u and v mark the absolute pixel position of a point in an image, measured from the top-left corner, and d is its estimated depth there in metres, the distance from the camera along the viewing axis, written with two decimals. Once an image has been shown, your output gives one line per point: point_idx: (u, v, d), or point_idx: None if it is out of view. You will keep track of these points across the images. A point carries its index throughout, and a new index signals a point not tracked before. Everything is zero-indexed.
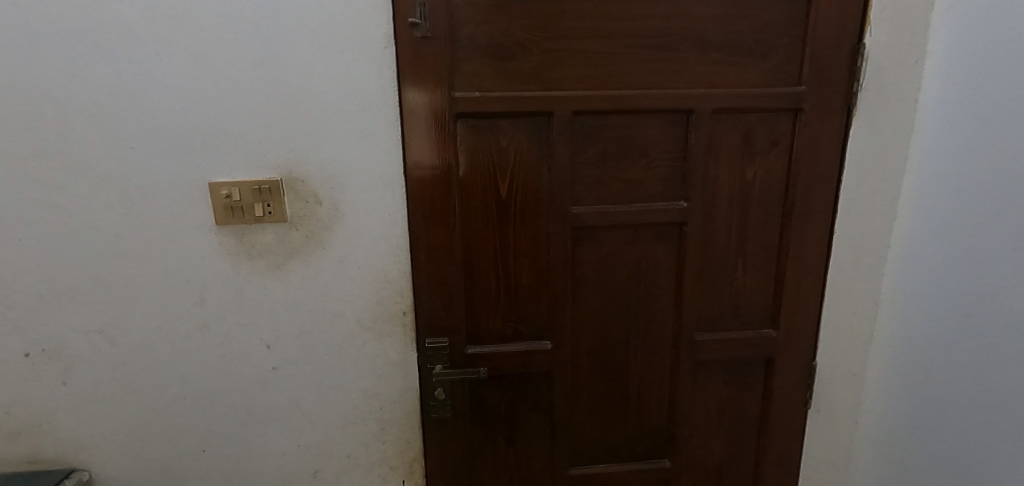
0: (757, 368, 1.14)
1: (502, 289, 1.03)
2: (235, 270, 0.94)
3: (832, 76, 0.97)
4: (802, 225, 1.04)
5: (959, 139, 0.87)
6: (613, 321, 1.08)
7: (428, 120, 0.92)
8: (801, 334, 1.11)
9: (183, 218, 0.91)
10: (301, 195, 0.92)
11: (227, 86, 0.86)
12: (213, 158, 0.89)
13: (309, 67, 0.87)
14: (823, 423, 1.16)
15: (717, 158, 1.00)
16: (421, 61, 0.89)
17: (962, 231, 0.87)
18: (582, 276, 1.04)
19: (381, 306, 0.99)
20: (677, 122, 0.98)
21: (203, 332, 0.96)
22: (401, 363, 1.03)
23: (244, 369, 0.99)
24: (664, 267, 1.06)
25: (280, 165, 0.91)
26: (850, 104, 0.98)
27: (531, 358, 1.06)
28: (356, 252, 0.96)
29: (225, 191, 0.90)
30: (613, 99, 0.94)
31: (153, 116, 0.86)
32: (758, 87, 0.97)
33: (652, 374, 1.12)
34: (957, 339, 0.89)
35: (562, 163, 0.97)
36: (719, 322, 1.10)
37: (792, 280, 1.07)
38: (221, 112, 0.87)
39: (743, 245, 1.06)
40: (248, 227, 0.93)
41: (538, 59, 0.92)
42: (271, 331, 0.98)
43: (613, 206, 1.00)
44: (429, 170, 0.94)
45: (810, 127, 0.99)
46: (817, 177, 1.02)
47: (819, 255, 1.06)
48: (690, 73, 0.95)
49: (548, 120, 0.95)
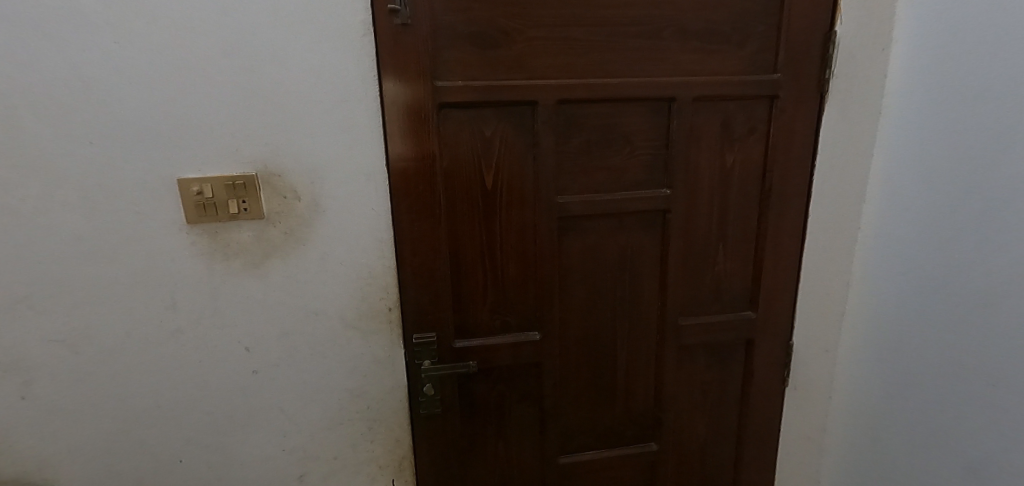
0: (738, 350, 1.17)
1: (490, 281, 1.02)
2: (210, 271, 0.90)
3: (806, 64, 1.00)
4: (779, 210, 1.07)
5: (920, 125, 0.92)
6: (601, 309, 1.08)
7: (411, 111, 0.89)
8: (778, 313, 1.15)
9: (152, 218, 0.85)
10: (278, 191, 0.88)
11: (195, 76, 0.81)
12: (182, 154, 0.84)
13: (283, 57, 0.83)
14: (800, 399, 1.21)
15: (697, 146, 1.02)
16: (402, 50, 0.86)
17: (926, 215, 0.92)
18: (568, 266, 1.04)
19: (366, 303, 0.97)
20: (659, 110, 0.99)
21: (177, 337, 0.91)
22: (388, 360, 1.00)
23: (222, 374, 0.94)
24: (649, 254, 1.07)
25: (254, 159, 0.86)
26: (822, 91, 1.02)
27: (520, 349, 1.05)
28: (339, 248, 0.93)
29: (196, 188, 0.85)
30: (597, 88, 0.94)
31: (114, 109, 0.80)
32: (736, 75, 0.99)
33: (638, 360, 1.13)
34: (924, 315, 0.94)
35: (548, 153, 0.96)
36: (702, 307, 1.12)
37: (770, 263, 1.11)
38: (190, 105, 0.82)
39: (723, 231, 1.08)
40: (222, 225, 0.88)
41: (521, 47, 0.90)
42: (250, 334, 0.94)
43: (598, 195, 1.01)
44: (412, 162, 0.92)
45: (785, 114, 1.02)
46: (792, 164, 1.05)
47: (795, 240, 1.11)
48: (671, 61, 0.96)
49: (533, 110, 0.94)
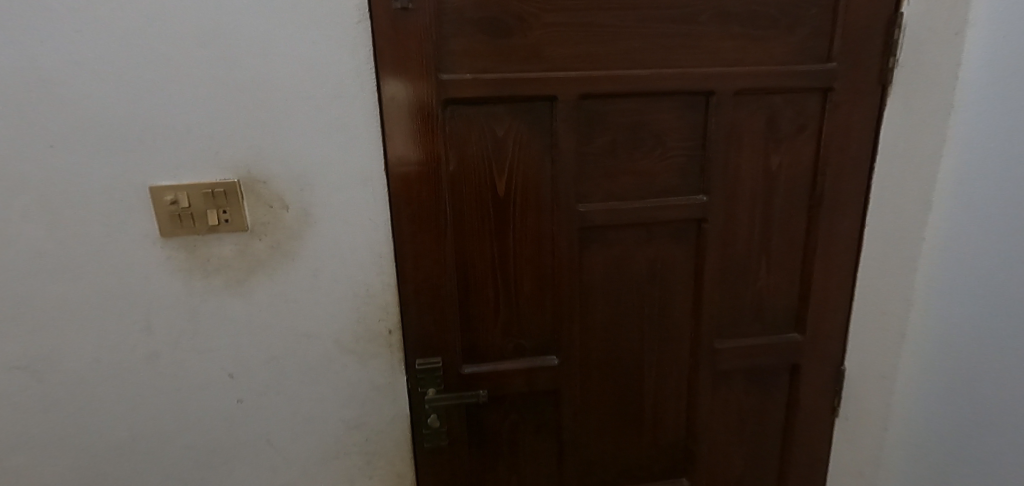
0: (782, 375, 1.04)
1: (502, 299, 0.91)
2: (187, 289, 0.80)
3: (866, 53, 0.87)
4: (831, 219, 0.94)
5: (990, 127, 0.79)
6: (627, 329, 0.96)
7: (413, 111, 0.79)
8: (828, 338, 1.02)
9: (122, 230, 0.76)
10: (264, 199, 0.78)
11: (166, 70, 0.71)
12: (155, 158, 0.74)
13: (267, 48, 0.73)
14: (853, 431, 1.07)
15: (738, 146, 0.89)
16: (401, 39, 0.76)
17: (1004, 231, 0.80)
18: (589, 282, 0.93)
19: (363, 324, 0.86)
20: (695, 106, 0.86)
21: (152, 364, 0.81)
22: (388, 388, 0.90)
23: (204, 404, 0.84)
24: (681, 268, 0.95)
25: (236, 164, 0.76)
26: (884, 81, 0.88)
27: (536, 376, 0.94)
28: (333, 263, 0.83)
29: (170, 197, 0.75)
30: (625, 81, 0.82)
31: (77, 107, 0.70)
32: (785, 64, 0.86)
33: (668, 387, 1.01)
34: (1004, 346, 0.81)
35: (568, 155, 0.84)
36: (741, 328, 1.00)
37: (821, 279, 0.97)
38: (162, 103, 0.72)
39: (766, 244, 0.95)
40: (201, 238, 0.78)
41: (539, 35, 0.79)
42: (233, 359, 0.84)
43: (625, 203, 0.89)
44: (414, 166, 0.81)
45: (841, 109, 0.89)
46: (846, 168, 0.92)
47: (850, 253, 0.98)
48: (710, 48, 0.83)
49: (551, 106, 0.83)
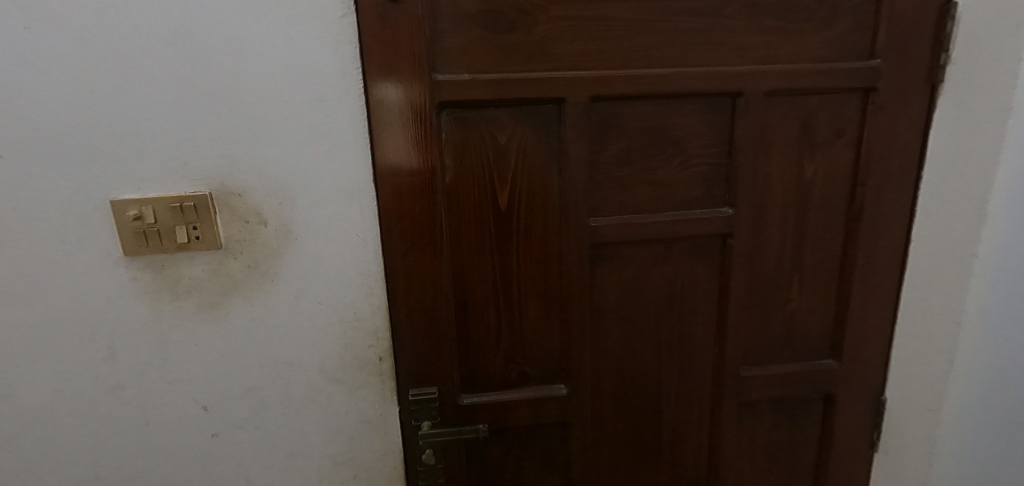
0: (814, 406, 0.94)
1: (505, 323, 0.82)
2: (155, 313, 0.72)
3: (913, 48, 0.77)
4: (872, 235, 0.84)
5: None
6: (643, 355, 0.87)
7: (405, 115, 0.71)
8: (867, 365, 0.92)
9: (80, 249, 0.68)
10: (239, 214, 0.70)
11: (128, 71, 0.63)
12: (117, 169, 0.66)
13: (240, 45, 0.64)
14: (893, 468, 0.97)
15: (769, 153, 0.80)
16: (390, 35, 0.67)
17: None
18: (602, 304, 0.84)
19: (351, 351, 0.78)
20: (720, 108, 0.77)
21: (118, 395, 0.74)
22: (379, 420, 0.82)
23: (176, 438, 0.77)
24: (703, 288, 0.85)
25: (206, 176, 0.68)
26: (933, 80, 0.78)
27: (542, 406, 0.85)
28: (317, 284, 0.75)
29: (133, 211, 0.67)
30: (641, 81, 0.73)
31: (27, 113, 0.62)
32: (823, 62, 0.76)
33: (688, 419, 0.92)
34: None
35: (578, 164, 0.76)
36: (769, 355, 0.90)
37: (859, 300, 0.88)
38: (125, 109, 0.64)
39: (799, 261, 0.86)
40: (169, 257, 0.71)
41: (545, 29, 0.70)
42: (208, 389, 0.76)
43: (641, 217, 0.80)
44: (406, 177, 0.73)
45: (884, 112, 0.79)
46: (890, 177, 0.82)
47: (891, 273, 0.87)
48: (739, 44, 0.74)
49: (560, 110, 0.74)
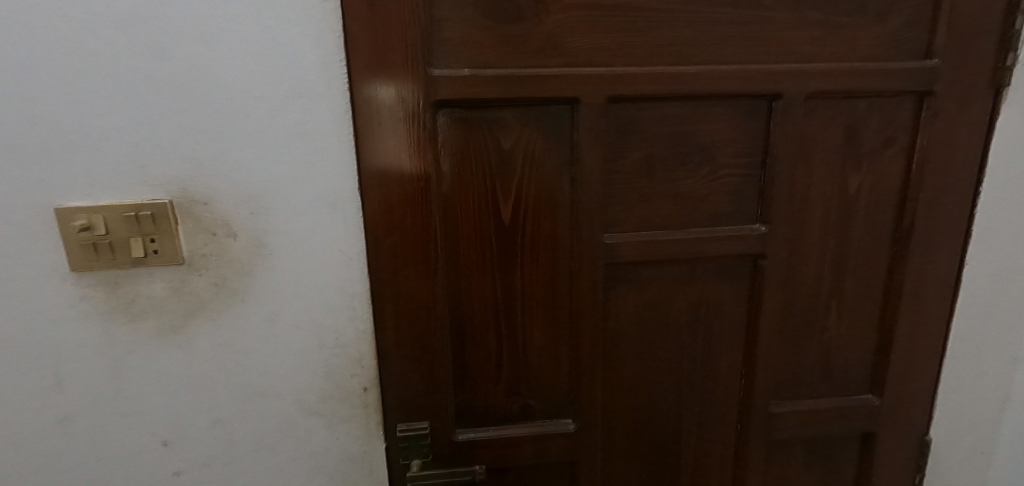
0: (850, 444, 0.85)
1: (507, 350, 0.73)
2: (109, 337, 0.63)
3: (977, 45, 0.67)
4: (923, 258, 0.75)
5: None
6: (662, 388, 0.78)
7: (397, 115, 0.62)
8: (913, 403, 0.82)
9: (21, 264, 0.59)
10: (204, 225, 0.61)
11: (71, 60, 0.53)
12: (59, 175, 0.57)
13: (203, 30, 0.55)
14: None
15: (809, 164, 0.70)
16: (379, 22, 0.58)
17: None
18: (616, 330, 0.75)
19: (333, 381, 0.69)
20: (754, 112, 0.68)
21: (68, 428, 0.65)
22: (363, 457, 0.73)
23: (134, 475, 0.68)
24: (731, 315, 0.76)
25: (168, 182, 0.59)
26: (999, 83, 0.68)
27: (547, 443, 0.76)
28: (293, 305, 0.65)
29: (80, 221, 0.58)
30: (667, 80, 0.64)
31: None
32: (874, 61, 0.67)
33: (711, 457, 0.83)
34: None
35: (593, 174, 0.66)
36: (802, 388, 0.81)
37: (905, 330, 0.78)
38: (72, 103, 0.55)
39: (839, 286, 0.76)
40: (125, 273, 0.62)
41: (558, 19, 0.61)
42: (170, 423, 0.67)
43: (663, 235, 0.71)
44: (397, 186, 0.64)
45: (942, 119, 0.69)
46: (945, 194, 0.72)
47: (943, 301, 0.77)
48: (779, 40, 0.65)
49: (573, 112, 0.65)
